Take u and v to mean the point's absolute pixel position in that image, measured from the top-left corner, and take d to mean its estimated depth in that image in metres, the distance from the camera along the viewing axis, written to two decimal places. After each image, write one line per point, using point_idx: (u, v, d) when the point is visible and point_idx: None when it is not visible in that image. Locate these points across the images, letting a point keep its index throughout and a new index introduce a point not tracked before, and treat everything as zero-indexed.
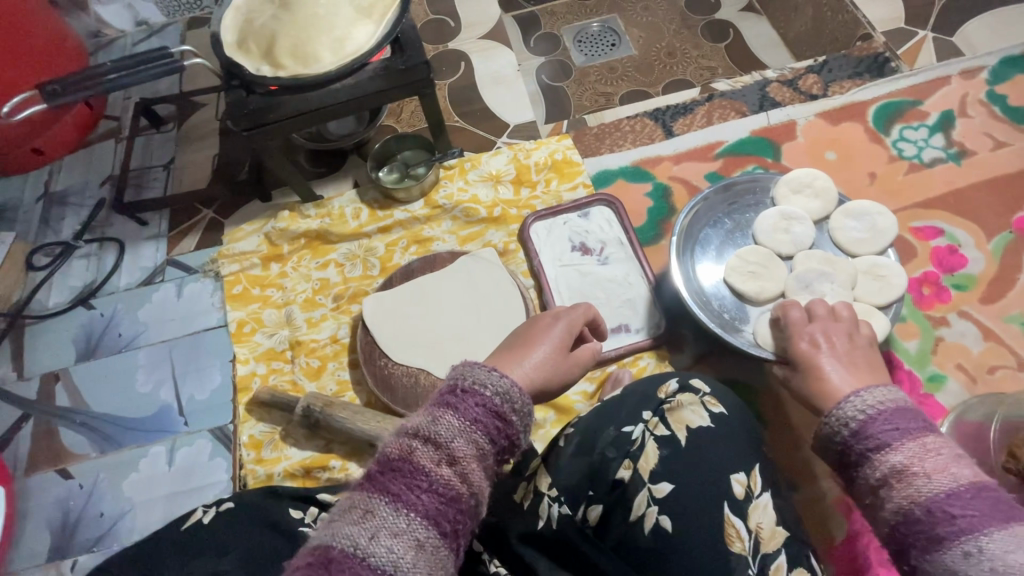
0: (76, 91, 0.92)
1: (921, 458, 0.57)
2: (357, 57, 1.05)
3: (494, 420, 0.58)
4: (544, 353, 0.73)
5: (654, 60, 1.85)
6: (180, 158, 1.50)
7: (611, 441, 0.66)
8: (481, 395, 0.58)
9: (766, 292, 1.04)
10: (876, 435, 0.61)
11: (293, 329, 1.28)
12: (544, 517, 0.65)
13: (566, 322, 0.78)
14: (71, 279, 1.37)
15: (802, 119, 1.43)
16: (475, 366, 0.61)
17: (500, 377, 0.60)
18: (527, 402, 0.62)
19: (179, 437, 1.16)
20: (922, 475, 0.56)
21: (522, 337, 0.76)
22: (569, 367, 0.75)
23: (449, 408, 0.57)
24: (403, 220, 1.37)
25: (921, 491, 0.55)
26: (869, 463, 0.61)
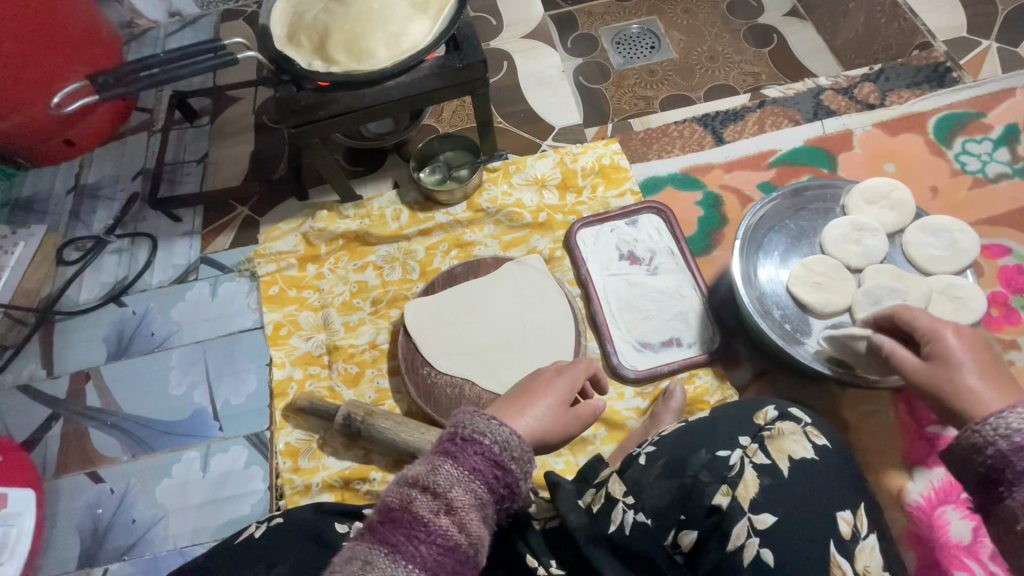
0: (131, 83, 0.89)
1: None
2: (413, 54, 1.01)
3: (493, 471, 0.56)
4: (542, 405, 0.68)
5: (695, 64, 1.80)
6: (214, 153, 1.46)
7: (705, 464, 0.66)
8: (479, 446, 0.56)
9: (832, 305, 0.98)
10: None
11: (330, 333, 1.24)
12: (617, 522, 0.66)
13: (572, 375, 0.73)
14: (101, 274, 1.33)
15: (859, 129, 1.38)
16: (477, 412, 0.59)
17: (500, 427, 0.58)
18: (529, 451, 0.59)
19: (213, 443, 1.12)
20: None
21: (523, 387, 0.72)
22: (568, 422, 0.70)
23: (449, 458, 0.55)
24: (444, 223, 1.32)
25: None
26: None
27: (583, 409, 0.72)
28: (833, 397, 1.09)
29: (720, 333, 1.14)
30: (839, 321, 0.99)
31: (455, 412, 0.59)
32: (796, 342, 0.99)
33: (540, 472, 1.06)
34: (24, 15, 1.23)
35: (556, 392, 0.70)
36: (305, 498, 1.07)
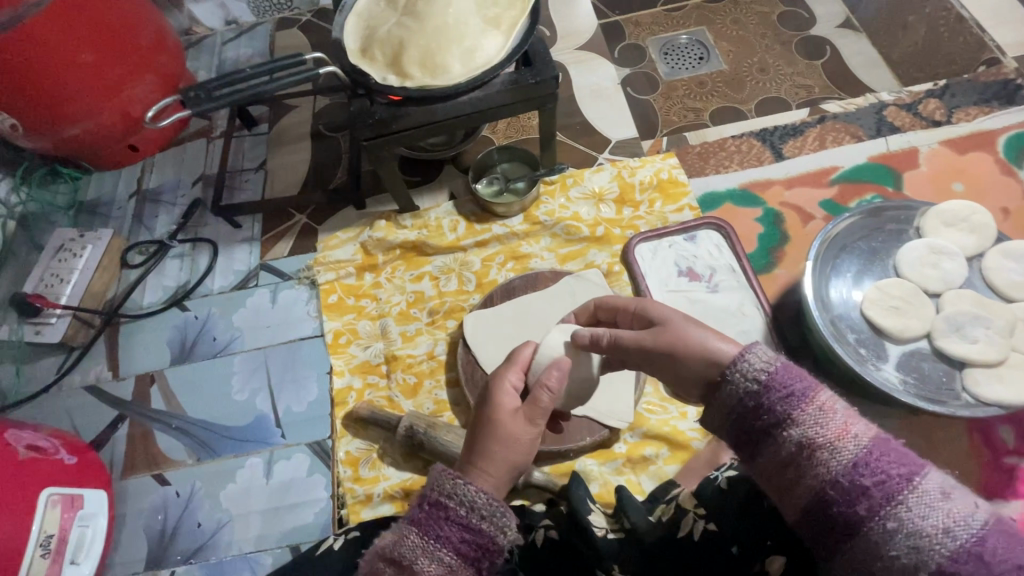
0: (219, 99, 0.95)
1: (820, 430, 0.65)
2: (487, 69, 1.01)
3: (460, 528, 0.72)
4: (500, 436, 0.82)
5: (744, 76, 1.61)
6: (272, 161, 1.49)
7: None
8: (445, 508, 0.73)
9: (910, 330, 0.96)
10: (776, 409, 0.67)
11: (388, 342, 1.25)
12: (688, 529, 0.82)
13: (504, 390, 0.87)
14: (164, 279, 1.36)
15: (924, 146, 1.35)
16: (441, 479, 0.75)
17: (463, 488, 0.74)
18: (492, 505, 0.73)
19: (276, 449, 1.14)
20: (829, 451, 0.64)
21: (477, 428, 0.86)
22: (527, 425, 0.84)
23: (421, 522, 0.74)
24: (501, 234, 1.33)
25: (830, 466, 0.63)
26: (772, 438, 0.68)
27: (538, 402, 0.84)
28: (902, 423, 1.07)
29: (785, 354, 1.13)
30: (917, 347, 0.97)
31: (424, 482, 0.77)
32: (874, 367, 0.96)
33: (602, 490, 1.06)
34: (95, 22, 1.25)
35: (502, 412, 0.85)
36: (366, 508, 1.08)
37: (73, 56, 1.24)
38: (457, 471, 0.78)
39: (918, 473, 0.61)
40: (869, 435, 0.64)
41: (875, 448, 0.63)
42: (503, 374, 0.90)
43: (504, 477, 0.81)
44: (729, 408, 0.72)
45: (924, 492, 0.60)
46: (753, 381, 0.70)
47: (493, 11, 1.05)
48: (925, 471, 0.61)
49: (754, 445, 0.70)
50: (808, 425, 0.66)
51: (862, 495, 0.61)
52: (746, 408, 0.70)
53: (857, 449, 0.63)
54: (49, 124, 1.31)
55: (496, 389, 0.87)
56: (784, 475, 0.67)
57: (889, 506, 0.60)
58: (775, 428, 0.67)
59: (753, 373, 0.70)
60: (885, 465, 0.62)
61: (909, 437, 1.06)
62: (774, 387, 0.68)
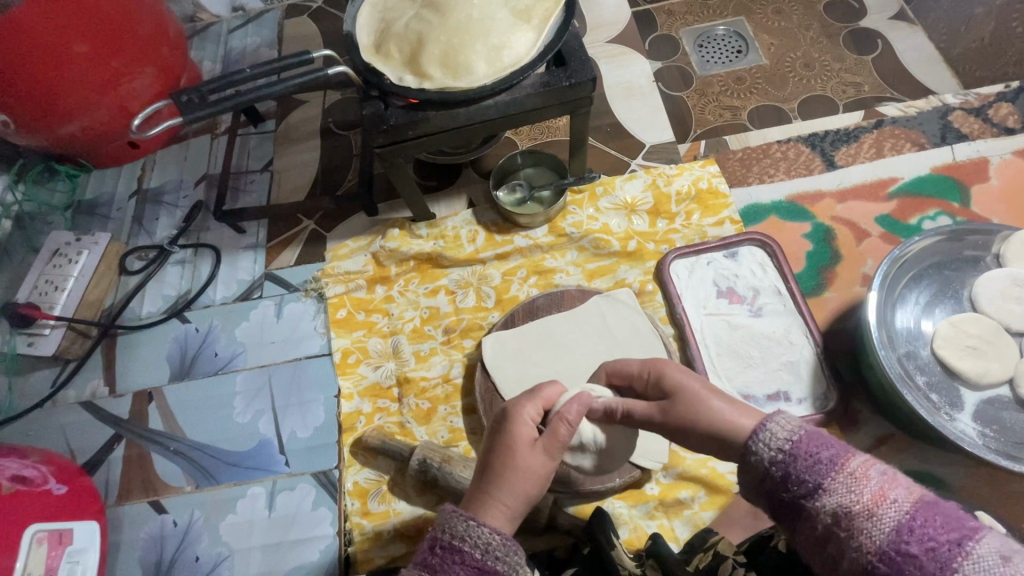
0: (217, 103, 0.86)
1: (853, 495, 0.55)
2: (516, 69, 0.90)
3: (475, 573, 0.61)
4: (512, 465, 0.70)
5: (788, 71, 1.44)
6: (279, 161, 1.39)
7: None
8: (458, 552, 0.62)
9: (989, 375, 0.85)
10: (803, 476, 0.58)
11: (399, 362, 1.16)
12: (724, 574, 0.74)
13: (524, 414, 0.74)
14: (164, 287, 1.28)
15: (995, 157, 1.22)
16: (454, 517, 0.65)
17: (477, 528, 0.63)
18: (509, 545, 0.63)
19: (281, 478, 1.06)
20: (866, 515, 0.53)
21: (488, 452, 0.74)
22: (544, 456, 0.71)
23: (433, 568, 0.62)
24: (523, 247, 1.22)
25: (873, 538, 0.52)
26: (806, 510, 0.58)
27: (557, 435, 0.71)
28: (972, 472, 0.96)
29: (837, 391, 1.02)
30: (996, 395, 0.86)
31: (434, 521, 0.66)
32: (947, 417, 0.85)
33: (632, 536, 0.97)
34: (90, 13, 1.15)
35: (518, 440, 0.72)
36: (375, 547, 1.00)
37: (64, 46, 1.13)
38: (470, 510, 0.68)
39: (973, 537, 0.50)
40: (913, 498, 0.53)
41: (920, 513, 0.52)
42: (523, 400, 0.77)
43: (514, 512, 0.69)
44: (756, 479, 0.63)
45: (981, 559, 0.49)
46: (777, 451, 0.61)
47: (523, 3, 0.93)
48: (983, 535, 0.50)
49: (791, 521, 0.60)
50: (840, 491, 0.56)
51: (914, 570, 0.50)
52: (773, 479, 0.60)
53: (900, 513, 0.52)
54: (43, 121, 1.22)
55: (514, 410, 0.75)
56: (826, 555, 0.56)
57: None
58: (803, 499, 0.58)
59: (776, 441, 0.62)
60: (934, 529, 0.51)
61: (978, 489, 0.95)
62: (799, 455, 0.59)
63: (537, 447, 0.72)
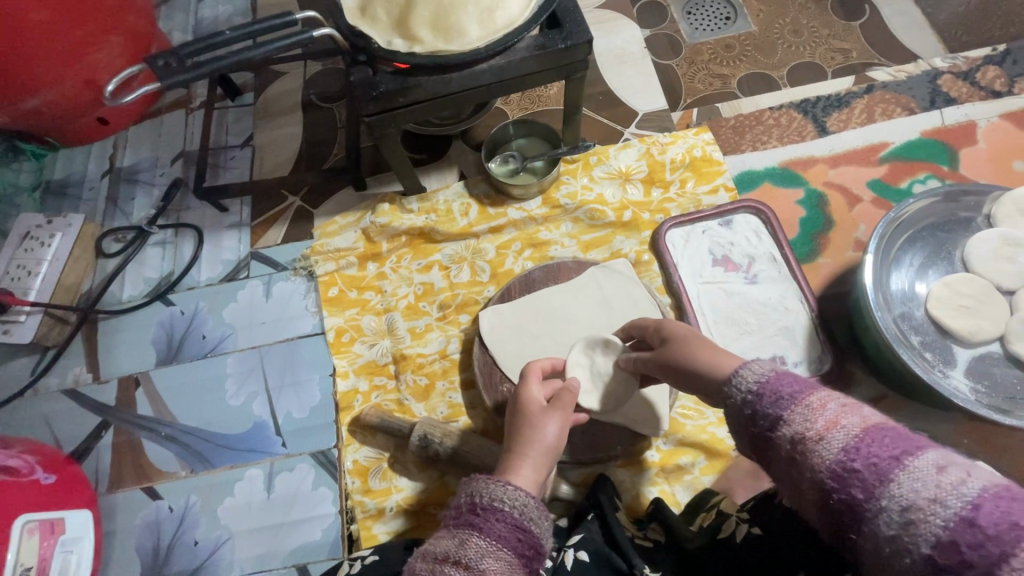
0: (191, 67, 0.80)
1: (807, 422, 0.55)
2: (510, 31, 0.87)
3: (516, 531, 0.64)
4: (527, 424, 0.78)
5: (776, 38, 1.42)
6: (260, 136, 1.34)
7: None
8: (499, 511, 0.64)
9: (981, 332, 0.87)
10: (767, 410, 0.59)
11: (395, 340, 1.14)
12: (729, 531, 0.76)
13: (529, 386, 0.82)
14: (145, 269, 1.23)
15: (983, 120, 1.23)
16: (491, 483, 0.67)
17: (514, 490, 0.66)
18: (542, 508, 0.67)
19: (278, 460, 1.04)
20: (816, 439, 0.54)
21: (507, 422, 0.81)
22: (554, 417, 0.78)
23: (477, 526, 0.63)
24: (517, 219, 1.20)
25: (822, 459, 0.53)
26: (770, 442, 0.58)
27: (562, 399, 0.79)
28: (961, 428, 0.99)
29: (831, 353, 1.03)
30: (988, 352, 0.88)
31: (471, 485, 0.68)
32: (941, 375, 0.86)
33: (634, 502, 0.98)
34: None
35: (529, 404, 0.80)
36: (377, 523, 1.00)
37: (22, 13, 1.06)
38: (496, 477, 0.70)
39: (914, 452, 0.50)
40: (864, 423, 0.53)
41: (867, 435, 0.52)
42: (525, 378, 0.84)
43: (537, 464, 0.74)
44: (731, 419, 0.63)
45: (919, 470, 0.48)
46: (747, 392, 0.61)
47: None
48: (926, 449, 0.50)
49: (761, 457, 0.61)
50: (797, 421, 0.56)
51: (857, 482, 0.51)
52: (744, 417, 0.61)
53: (848, 437, 0.53)
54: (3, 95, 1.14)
55: (522, 382, 0.83)
56: (790, 482, 0.57)
57: (882, 487, 0.49)
58: (768, 432, 0.58)
59: (745, 382, 0.62)
60: (880, 447, 0.51)
61: (967, 444, 0.98)
62: (766, 392, 0.59)
63: (547, 410, 0.79)
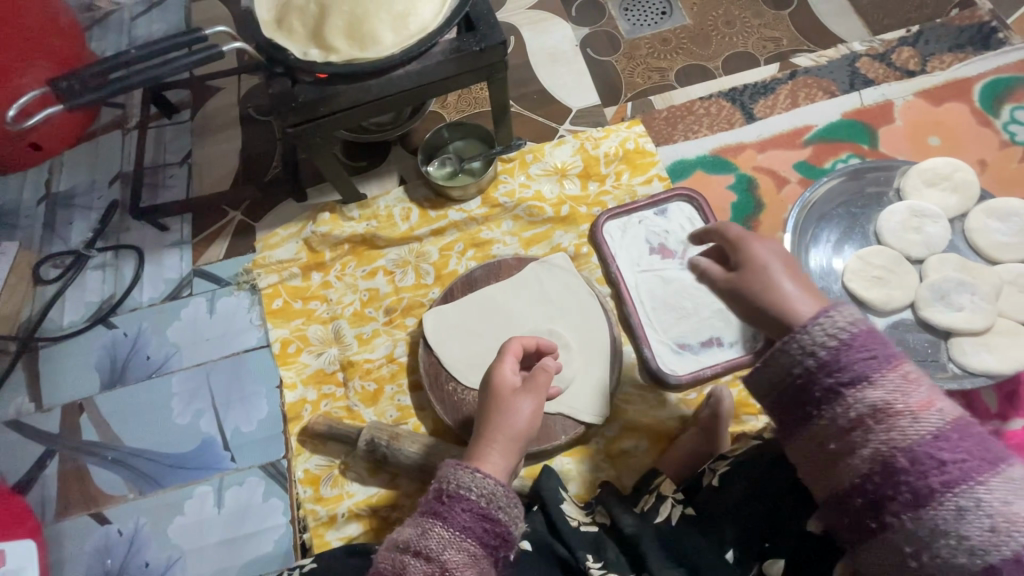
0: (93, 87, 0.80)
1: (900, 394, 0.54)
2: (424, 37, 0.88)
3: (481, 519, 0.64)
4: (499, 407, 0.78)
5: (710, 29, 1.46)
6: (199, 152, 1.33)
7: (790, 490, 0.70)
8: (465, 499, 0.65)
9: (893, 301, 0.91)
10: (850, 367, 0.55)
11: (342, 347, 1.14)
12: (665, 514, 0.76)
13: (503, 367, 0.82)
14: (85, 293, 1.21)
15: (899, 99, 1.28)
16: (460, 470, 0.67)
17: (483, 478, 0.67)
18: (511, 495, 0.67)
19: (227, 475, 1.04)
20: (908, 414, 0.53)
21: (478, 407, 0.81)
22: (527, 398, 0.79)
23: (441, 515, 0.64)
24: (458, 221, 1.22)
25: (906, 435, 0.53)
26: (838, 401, 0.56)
27: (537, 378, 0.80)
28: None
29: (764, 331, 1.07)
30: (901, 320, 0.92)
31: (440, 471, 0.68)
32: None
33: (582, 489, 1.00)
34: None
35: (501, 387, 0.80)
36: (331, 530, 1.00)
37: None
38: (469, 462, 0.70)
39: (1004, 463, 0.51)
40: (952, 416, 0.53)
41: (957, 429, 0.52)
42: (500, 357, 0.84)
43: (508, 448, 0.75)
44: (787, 364, 0.59)
45: (1006, 482, 0.50)
46: (828, 338, 0.57)
47: None
48: (1010, 462, 0.51)
49: (807, 411, 0.58)
50: (886, 389, 0.54)
51: (937, 467, 0.51)
52: (810, 365, 0.57)
53: (938, 423, 0.53)
54: None
55: (496, 362, 0.82)
56: (838, 444, 0.56)
57: (966, 485, 0.50)
58: (839, 391, 0.56)
59: (833, 328, 0.57)
60: (968, 442, 0.52)
61: None
62: (853, 346, 0.56)
63: (519, 392, 0.80)
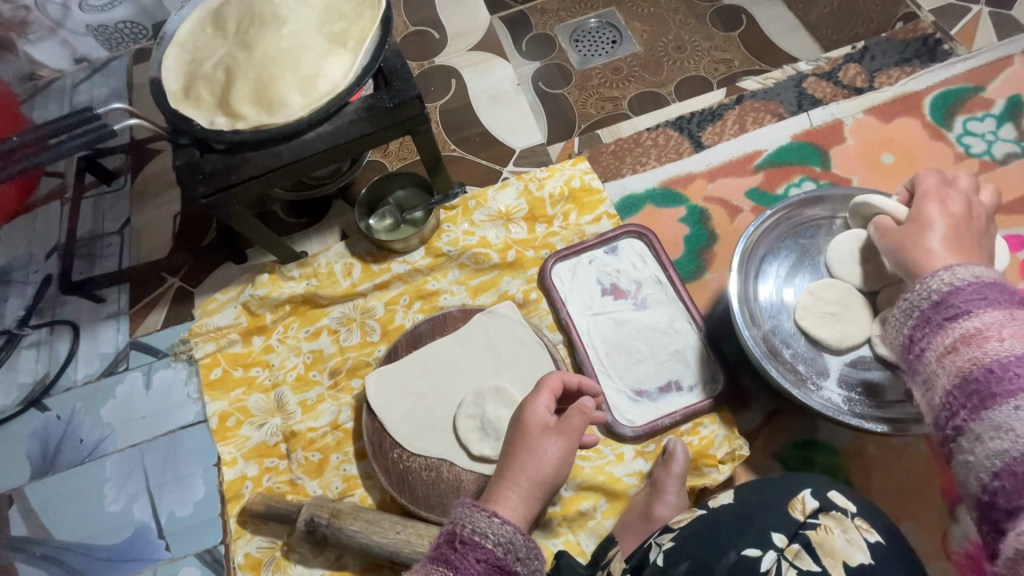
0: None
1: (1000, 324, 0.56)
2: (332, 98, 0.85)
3: (496, 570, 0.62)
4: (526, 447, 0.77)
5: (660, 55, 1.44)
6: (138, 218, 1.30)
7: (733, 569, 0.61)
8: (479, 548, 0.63)
9: (848, 339, 0.87)
10: (958, 304, 0.60)
11: (285, 416, 1.09)
12: None
13: (536, 403, 0.80)
14: (18, 374, 1.16)
15: (849, 118, 1.25)
16: (476, 515, 0.65)
17: (500, 525, 0.64)
18: (529, 545, 0.65)
19: (161, 565, 0.99)
20: (996, 338, 0.55)
21: (507, 439, 0.81)
22: (555, 440, 0.76)
23: (454, 565, 0.61)
24: (402, 273, 1.17)
25: (987, 351, 0.55)
26: (941, 332, 0.60)
27: (569, 421, 0.77)
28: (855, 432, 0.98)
29: (723, 373, 1.02)
30: (860, 357, 0.87)
31: (455, 514, 0.66)
32: (814, 387, 0.86)
33: None
34: None
35: (530, 424, 0.78)
36: None
37: None
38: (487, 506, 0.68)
39: None
40: None
41: None
42: (535, 393, 0.81)
43: (529, 492, 0.74)
44: (899, 312, 0.66)
45: None
46: (933, 292, 0.63)
47: (337, 28, 0.89)
48: None
49: (911, 339, 0.63)
50: (987, 319, 0.57)
51: (1013, 378, 0.52)
52: (923, 307, 0.63)
53: None
54: None
55: (530, 397, 0.80)
56: (934, 365, 0.60)
57: None
58: (942, 323, 0.60)
59: (951, 279, 0.63)
60: None
61: (864, 448, 0.97)
62: (962, 291, 0.61)
63: (549, 431, 0.77)
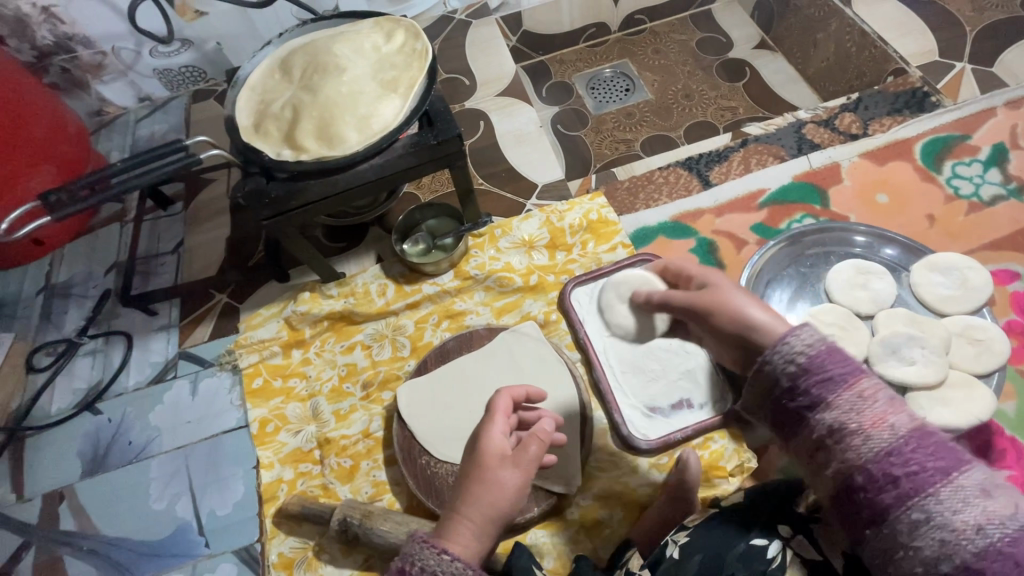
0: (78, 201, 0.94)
1: (856, 411, 0.59)
2: (385, 135, 0.97)
3: None
4: (479, 479, 0.72)
5: (671, 102, 1.58)
6: (190, 240, 1.42)
7: (740, 556, 0.68)
8: None
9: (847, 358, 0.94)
10: (809, 391, 0.61)
11: (319, 424, 1.16)
12: None
13: (492, 429, 0.77)
14: (75, 380, 1.25)
15: (845, 161, 1.36)
16: (426, 550, 0.66)
17: (449, 562, 0.65)
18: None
19: (200, 561, 1.05)
20: (861, 432, 0.58)
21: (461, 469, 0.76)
22: (512, 469, 0.73)
23: None
24: (432, 294, 1.27)
25: (860, 451, 0.57)
26: (807, 423, 0.62)
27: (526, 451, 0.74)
28: None
29: (731, 392, 1.08)
30: None
31: (404, 552, 0.67)
32: None
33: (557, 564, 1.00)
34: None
35: (488, 455, 0.74)
36: None
37: None
38: (436, 538, 0.68)
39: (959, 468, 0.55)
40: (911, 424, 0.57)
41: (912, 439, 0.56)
42: (490, 419, 0.79)
43: (484, 527, 0.70)
44: (761, 392, 0.66)
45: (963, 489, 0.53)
46: (790, 362, 0.63)
47: (389, 76, 1.03)
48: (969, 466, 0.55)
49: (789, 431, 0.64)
50: (844, 408, 0.59)
51: (893, 479, 0.56)
52: (779, 390, 0.64)
53: (894, 437, 0.57)
54: None
55: (486, 421, 0.78)
56: (817, 462, 0.61)
57: (919, 497, 0.54)
58: (805, 411, 0.62)
59: (798, 352, 0.63)
60: (923, 451, 0.56)
61: None
62: (812, 369, 0.61)
63: (506, 459, 0.74)
